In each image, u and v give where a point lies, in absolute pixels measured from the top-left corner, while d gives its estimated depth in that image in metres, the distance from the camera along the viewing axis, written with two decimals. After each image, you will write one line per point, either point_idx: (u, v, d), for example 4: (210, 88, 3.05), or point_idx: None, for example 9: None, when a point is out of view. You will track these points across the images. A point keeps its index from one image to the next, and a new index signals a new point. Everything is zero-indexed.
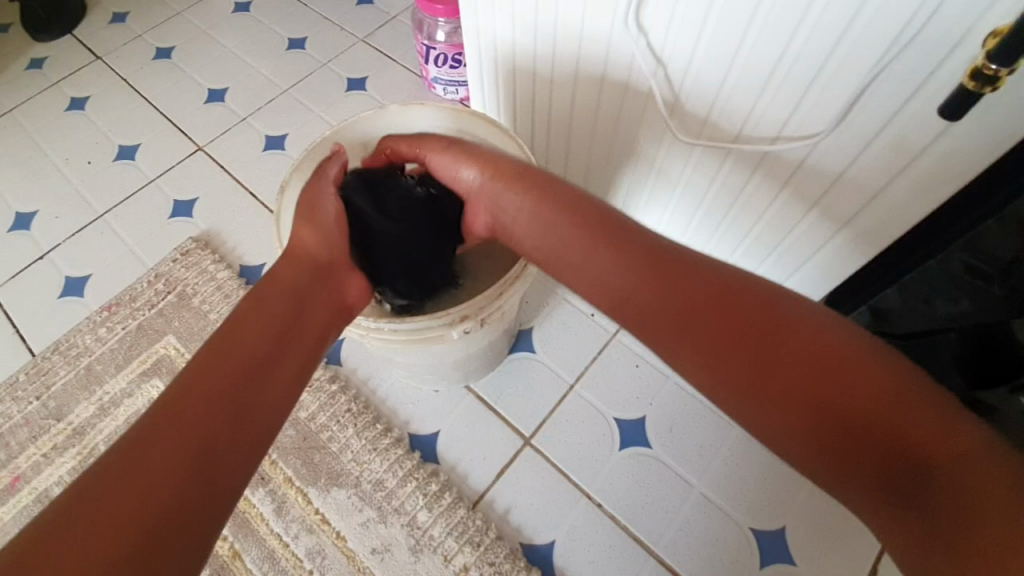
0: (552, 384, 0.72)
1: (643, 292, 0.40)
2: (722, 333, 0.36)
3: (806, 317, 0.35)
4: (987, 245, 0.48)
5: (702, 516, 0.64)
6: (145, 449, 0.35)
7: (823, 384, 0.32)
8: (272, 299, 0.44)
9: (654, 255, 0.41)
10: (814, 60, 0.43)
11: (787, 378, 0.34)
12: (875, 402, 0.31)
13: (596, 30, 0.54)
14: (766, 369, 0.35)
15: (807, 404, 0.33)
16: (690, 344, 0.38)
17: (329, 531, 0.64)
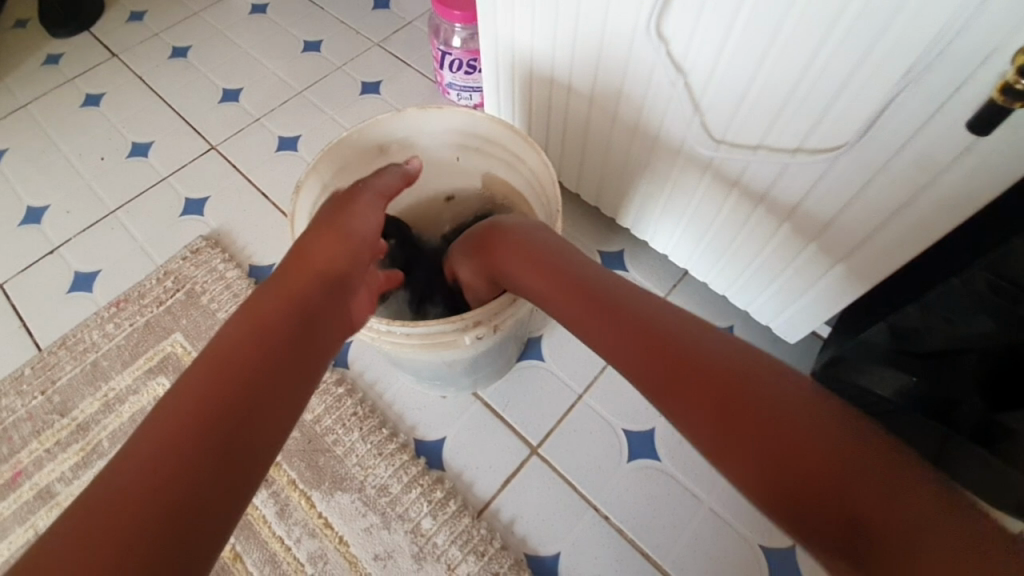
0: (561, 394, 0.72)
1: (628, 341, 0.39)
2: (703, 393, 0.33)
3: (799, 406, 0.31)
4: (1009, 264, 0.44)
5: (711, 531, 0.63)
6: (184, 423, 0.31)
7: (808, 472, 0.29)
8: (298, 276, 0.41)
9: (622, 306, 0.41)
10: (838, 73, 0.43)
11: (748, 425, 0.31)
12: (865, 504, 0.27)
13: (616, 38, 0.53)
14: (740, 431, 0.31)
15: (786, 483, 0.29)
16: (669, 393, 0.35)
17: (332, 536, 0.63)
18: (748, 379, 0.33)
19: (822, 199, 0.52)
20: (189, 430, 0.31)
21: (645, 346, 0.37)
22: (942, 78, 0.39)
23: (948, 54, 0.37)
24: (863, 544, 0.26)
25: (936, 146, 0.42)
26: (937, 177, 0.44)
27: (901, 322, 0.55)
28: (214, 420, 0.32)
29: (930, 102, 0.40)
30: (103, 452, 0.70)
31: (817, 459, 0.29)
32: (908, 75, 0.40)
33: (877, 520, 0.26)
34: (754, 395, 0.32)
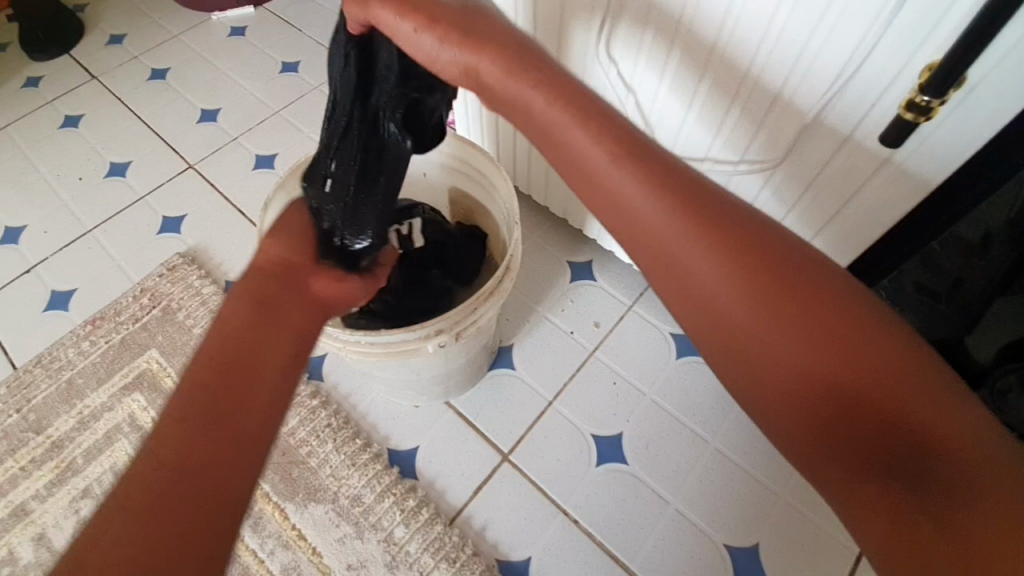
0: (532, 401, 0.73)
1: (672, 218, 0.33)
2: (750, 291, 0.31)
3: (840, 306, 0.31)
4: (939, 262, 0.51)
5: (678, 532, 0.65)
6: (167, 487, 0.29)
7: (846, 367, 0.29)
8: (260, 294, 0.38)
9: (716, 212, 0.33)
10: (767, 94, 0.46)
11: (796, 326, 0.30)
12: (898, 400, 0.28)
13: (570, 61, 0.56)
14: (783, 326, 0.30)
15: (822, 383, 0.29)
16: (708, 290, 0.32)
17: (305, 547, 0.64)
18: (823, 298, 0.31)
19: (768, 206, 0.55)
20: (177, 493, 0.29)
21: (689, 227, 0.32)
22: (856, 95, 0.42)
23: (863, 69, 0.40)
24: (924, 462, 0.27)
25: (859, 157, 0.45)
26: (862, 186, 0.47)
27: None
28: (185, 471, 0.29)
29: (851, 116, 0.43)
30: (77, 469, 0.70)
31: (863, 362, 0.29)
32: (830, 88, 0.42)
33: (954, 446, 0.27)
34: (846, 338, 0.29)
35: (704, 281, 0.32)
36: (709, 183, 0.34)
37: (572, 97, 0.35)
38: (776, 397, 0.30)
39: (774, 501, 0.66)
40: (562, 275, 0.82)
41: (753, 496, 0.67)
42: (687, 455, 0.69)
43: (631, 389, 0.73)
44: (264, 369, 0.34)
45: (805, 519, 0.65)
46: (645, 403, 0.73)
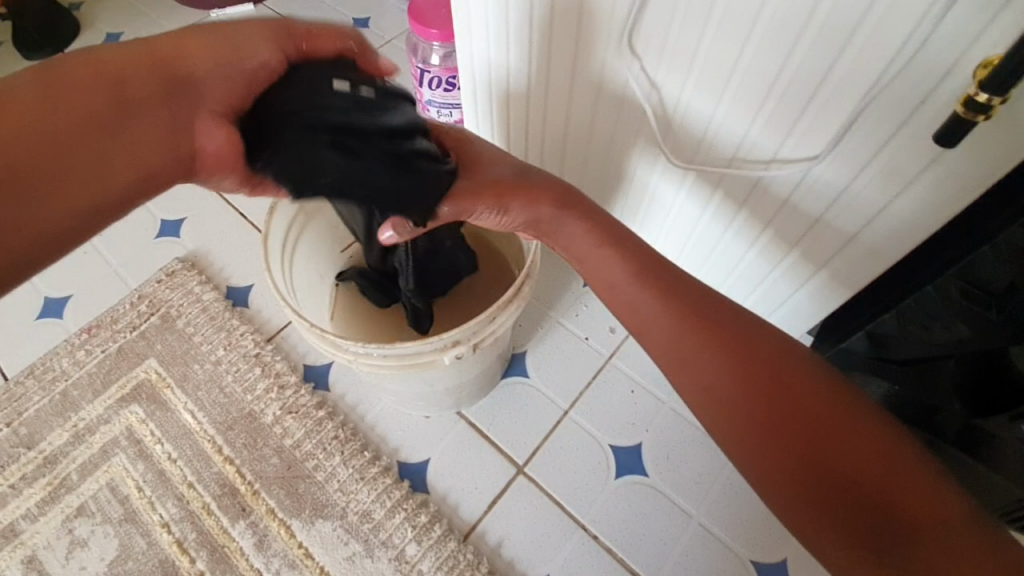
0: (547, 410, 0.70)
1: (682, 330, 0.41)
2: (750, 390, 0.38)
3: (831, 399, 0.37)
4: (978, 271, 0.45)
5: (701, 548, 0.62)
6: None
7: (835, 455, 0.35)
8: (114, 91, 0.34)
9: (699, 299, 0.42)
10: (805, 89, 0.43)
11: (795, 419, 0.36)
12: (880, 483, 0.34)
13: (591, 55, 0.54)
14: (779, 419, 0.37)
15: (814, 471, 0.35)
16: (715, 391, 0.39)
17: (312, 566, 0.61)
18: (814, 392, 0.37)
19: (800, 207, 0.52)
20: None
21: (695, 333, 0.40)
22: (906, 88, 0.39)
23: (910, 67, 0.38)
24: (899, 536, 0.33)
25: (907, 154, 0.43)
26: (908, 185, 0.45)
27: (876, 328, 0.56)
28: None
29: (897, 113, 0.41)
30: (71, 486, 0.67)
31: (850, 448, 0.35)
32: (878, 83, 0.40)
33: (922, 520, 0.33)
34: (832, 427, 0.36)
35: (702, 366, 0.40)
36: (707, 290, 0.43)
37: (581, 207, 0.46)
38: (767, 467, 0.37)
39: None
40: (576, 278, 0.79)
41: None
42: (709, 466, 0.67)
43: (649, 397, 0.71)
44: (114, 167, 0.34)
45: None
46: (665, 412, 0.70)
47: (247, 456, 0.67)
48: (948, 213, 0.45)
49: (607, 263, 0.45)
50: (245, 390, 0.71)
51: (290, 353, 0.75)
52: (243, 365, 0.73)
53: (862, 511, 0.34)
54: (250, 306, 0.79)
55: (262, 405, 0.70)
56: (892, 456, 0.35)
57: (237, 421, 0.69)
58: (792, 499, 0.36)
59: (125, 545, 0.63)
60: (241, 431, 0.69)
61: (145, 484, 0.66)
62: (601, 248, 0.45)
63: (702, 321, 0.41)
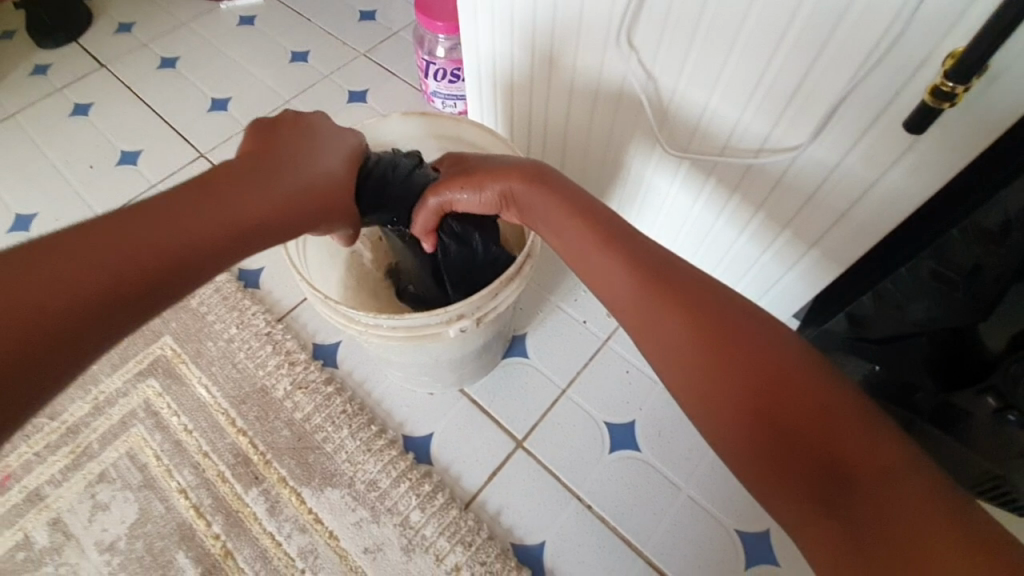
0: (545, 388, 0.74)
1: (636, 282, 0.41)
2: (701, 340, 0.37)
3: (787, 352, 0.35)
4: (950, 253, 0.47)
5: (690, 518, 0.66)
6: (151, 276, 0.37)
7: (786, 405, 0.33)
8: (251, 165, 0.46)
9: (658, 260, 0.42)
10: (791, 80, 0.46)
11: (745, 370, 0.35)
12: (836, 433, 0.31)
13: (590, 48, 0.57)
14: (728, 369, 0.35)
15: (765, 420, 0.33)
16: (668, 341, 0.38)
17: (322, 531, 0.65)
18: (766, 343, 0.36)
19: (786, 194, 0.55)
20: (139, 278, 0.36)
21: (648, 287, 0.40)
22: (883, 79, 0.42)
23: (888, 58, 0.41)
24: (857, 491, 0.30)
25: (885, 141, 0.46)
26: (885, 172, 0.48)
27: (856, 309, 0.59)
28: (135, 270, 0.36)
29: (875, 103, 0.44)
30: (93, 454, 0.70)
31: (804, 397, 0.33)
32: (857, 74, 0.43)
33: (881, 475, 0.30)
34: (785, 378, 0.34)
35: (655, 319, 0.39)
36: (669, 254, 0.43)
37: (549, 188, 0.48)
38: (721, 418, 0.35)
39: None
40: None
41: None
42: (699, 442, 0.70)
43: (643, 377, 0.74)
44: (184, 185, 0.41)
45: None
46: (658, 391, 0.73)
47: (259, 428, 0.70)
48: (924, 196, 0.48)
49: (574, 237, 0.45)
50: (257, 366, 0.74)
51: (299, 332, 0.78)
52: (255, 343, 0.76)
53: (815, 470, 0.31)
54: (262, 288, 0.82)
55: (274, 380, 0.73)
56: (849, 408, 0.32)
57: (250, 395, 0.73)
58: (744, 451, 0.34)
59: (144, 509, 0.67)
60: (253, 405, 0.72)
61: (163, 453, 0.70)
62: (568, 222, 0.46)
63: (658, 275, 0.41)
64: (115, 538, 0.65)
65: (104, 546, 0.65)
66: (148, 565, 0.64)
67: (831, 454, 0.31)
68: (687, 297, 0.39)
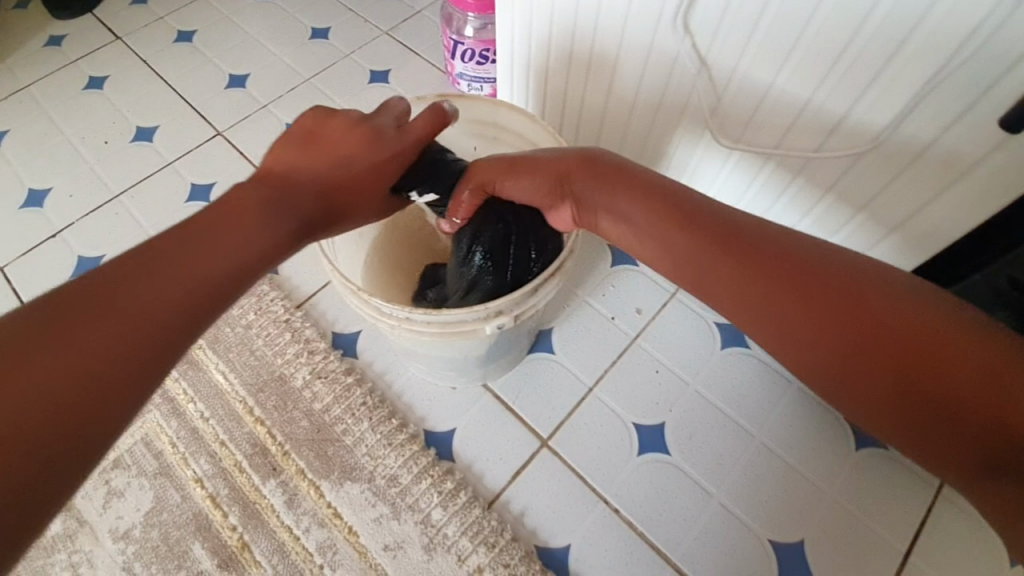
0: (571, 387, 0.71)
1: (723, 255, 0.41)
2: (804, 307, 0.38)
3: (893, 305, 0.35)
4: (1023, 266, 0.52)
5: (721, 526, 0.64)
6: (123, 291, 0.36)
7: (906, 356, 0.34)
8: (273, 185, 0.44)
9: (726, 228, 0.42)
10: (872, 65, 0.44)
11: (854, 329, 0.36)
12: (966, 384, 0.32)
13: (639, 30, 0.53)
14: (843, 332, 0.36)
15: (888, 376, 0.35)
16: (779, 310, 0.39)
17: (341, 526, 0.63)
18: (865, 300, 0.36)
19: None
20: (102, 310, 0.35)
21: (731, 255, 0.41)
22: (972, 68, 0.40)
23: (988, 44, 0.39)
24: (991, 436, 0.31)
25: None
26: None
27: None
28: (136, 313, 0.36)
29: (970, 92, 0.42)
30: None
31: (922, 344, 0.34)
32: (949, 61, 0.41)
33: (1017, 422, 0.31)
34: (907, 326, 0.34)
35: (749, 291, 0.40)
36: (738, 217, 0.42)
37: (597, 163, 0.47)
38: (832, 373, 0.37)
39: (820, 498, 0.65)
40: (603, 258, 0.80)
41: (798, 492, 0.65)
42: (731, 448, 0.67)
43: (674, 378, 0.71)
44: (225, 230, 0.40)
45: (851, 514, 0.64)
46: (689, 393, 0.70)
47: (277, 418, 0.69)
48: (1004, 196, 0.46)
49: (635, 212, 0.45)
50: (275, 354, 0.72)
51: (318, 321, 0.76)
52: (274, 330, 0.74)
53: (948, 421, 0.33)
54: (280, 273, 0.79)
55: (293, 369, 0.71)
56: (964, 348, 0.33)
57: (268, 383, 0.71)
58: (870, 401, 0.36)
59: (160, 497, 0.65)
60: (271, 394, 0.70)
61: (179, 441, 0.68)
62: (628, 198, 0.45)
63: (742, 239, 0.41)
64: (130, 526, 0.64)
65: (119, 534, 0.64)
66: (164, 555, 0.62)
67: (962, 406, 0.32)
68: (773, 261, 0.39)
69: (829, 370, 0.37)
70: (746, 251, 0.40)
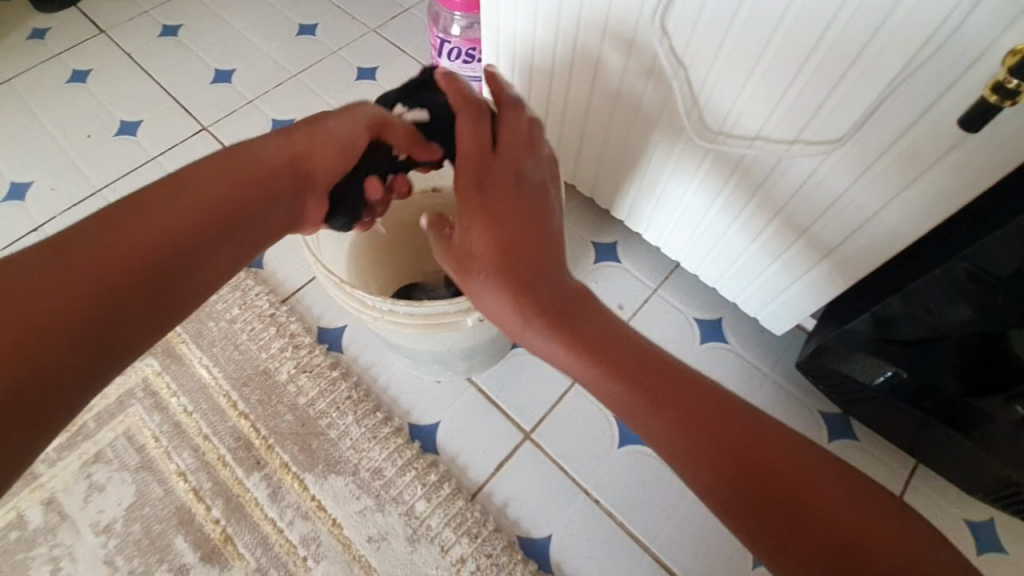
0: (554, 381, 0.72)
1: (585, 341, 0.40)
2: (660, 398, 0.37)
3: (727, 406, 0.37)
4: (988, 258, 0.45)
5: (699, 516, 0.65)
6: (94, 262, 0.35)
7: (753, 453, 0.35)
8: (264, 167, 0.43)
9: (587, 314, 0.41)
10: (830, 75, 0.44)
11: (703, 423, 0.36)
12: (801, 488, 0.34)
13: (620, 29, 0.54)
14: (696, 428, 0.36)
15: (739, 472, 0.35)
16: (637, 399, 0.38)
17: (325, 518, 0.64)
18: (715, 402, 0.37)
19: (816, 191, 0.53)
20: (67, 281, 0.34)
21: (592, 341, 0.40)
22: (929, 78, 0.40)
23: (942, 51, 0.38)
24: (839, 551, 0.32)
25: (929, 139, 0.43)
26: (926, 171, 0.45)
27: (881, 311, 0.56)
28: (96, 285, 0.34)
29: (926, 97, 0.41)
30: (88, 433, 0.68)
31: (762, 447, 0.35)
32: (904, 71, 0.41)
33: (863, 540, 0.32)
34: (749, 429, 0.36)
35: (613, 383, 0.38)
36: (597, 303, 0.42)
37: (508, 213, 0.41)
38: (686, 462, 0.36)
39: None
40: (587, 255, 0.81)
41: None
42: None
43: None
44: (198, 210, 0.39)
45: None
46: None
47: (261, 412, 0.69)
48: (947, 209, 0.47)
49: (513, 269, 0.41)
50: (260, 348, 0.72)
51: (304, 315, 0.76)
52: (258, 325, 0.74)
53: (793, 529, 0.33)
54: (265, 268, 0.79)
55: (277, 363, 0.71)
56: (796, 456, 0.35)
57: (252, 377, 0.71)
58: (724, 499, 0.35)
59: (142, 491, 0.65)
60: (255, 388, 0.70)
61: (162, 435, 0.68)
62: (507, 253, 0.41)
63: (606, 328, 0.41)
64: (111, 520, 0.64)
65: (100, 528, 0.63)
66: (146, 549, 0.62)
67: (801, 513, 0.33)
68: (627, 352, 0.39)
69: (730, 502, 0.35)
70: (606, 339, 0.40)
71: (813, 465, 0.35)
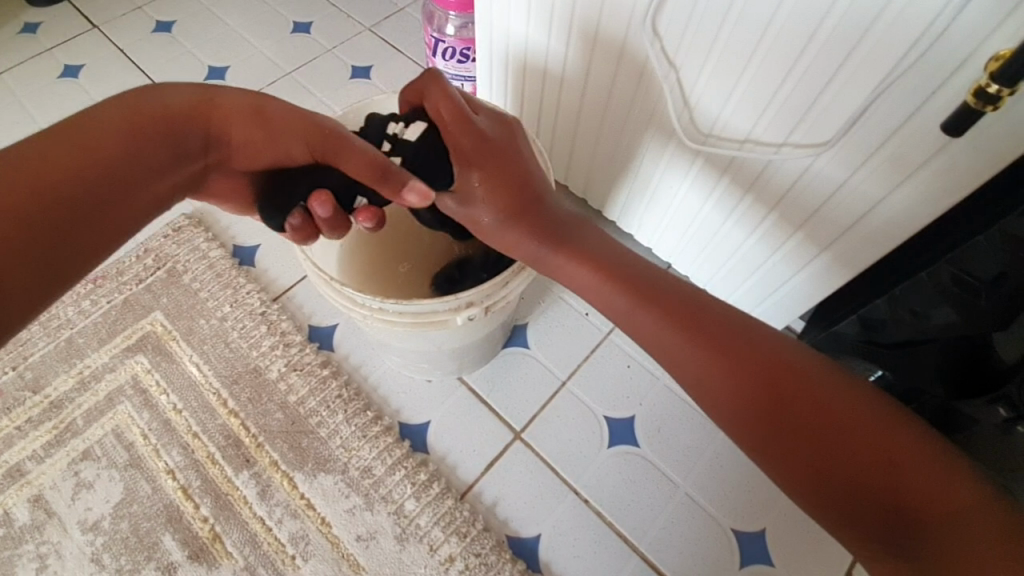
0: (545, 380, 0.73)
1: (651, 312, 0.44)
2: (725, 367, 0.40)
3: (800, 372, 0.38)
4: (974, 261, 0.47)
5: (687, 515, 0.66)
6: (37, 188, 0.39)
7: (820, 424, 0.36)
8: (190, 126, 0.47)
9: (655, 292, 0.45)
10: (819, 79, 0.45)
11: (766, 391, 0.38)
12: (887, 462, 0.33)
13: (612, 30, 0.54)
14: (767, 394, 0.38)
15: (806, 442, 0.36)
16: (705, 365, 0.41)
17: (314, 517, 0.64)
18: (788, 369, 0.38)
19: (803, 195, 0.53)
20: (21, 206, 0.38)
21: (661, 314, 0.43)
22: (916, 82, 0.41)
23: (927, 55, 0.39)
24: (909, 524, 0.32)
25: (915, 143, 0.44)
26: (911, 175, 0.46)
27: (869, 313, 0.58)
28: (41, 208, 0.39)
29: (911, 101, 0.42)
30: (76, 431, 0.68)
31: (833, 417, 0.36)
32: (891, 75, 0.41)
33: (931, 514, 0.32)
34: (821, 393, 0.37)
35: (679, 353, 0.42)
36: (664, 279, 0.46)
37: (548, 210, 0.49)
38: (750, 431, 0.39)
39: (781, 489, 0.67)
40: None
41: (761, 483, 0.67)
42: (699, 441, 0.69)
43: (644, 373, 0.73)
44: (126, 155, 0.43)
45: None
46: (659, 388, 0.72)
47: (252, 410, 0.69)
48: (929, 216, 0.47)
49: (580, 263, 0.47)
50: (251, 347, 0.72)
51: (295, 314, 0.76)
52: (249, 323, 0.74)
53: (864, 501, 0.34)
54: (257, 267, 0.79)
55: (268, 361, 0.71)
56: (870, 423, 0.35)
57: (243, 375, 0.71)
58: (794, 470, 0.36)
59: (130, 489, 0.65)
60: (245, 386, 0.70)
61: (151, 433, 0.68)
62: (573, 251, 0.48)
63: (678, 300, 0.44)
64: (99, 517, 0.63)
65: (87, 525, 0.63)
66: (133, 547, 0.62)
67: (868, 488, 0.34)
68: (695, 318, 0.42)
69: (799, 476, 0.36)
70: (667, 309, 0.43)
71: (886, 434, 0.35)
